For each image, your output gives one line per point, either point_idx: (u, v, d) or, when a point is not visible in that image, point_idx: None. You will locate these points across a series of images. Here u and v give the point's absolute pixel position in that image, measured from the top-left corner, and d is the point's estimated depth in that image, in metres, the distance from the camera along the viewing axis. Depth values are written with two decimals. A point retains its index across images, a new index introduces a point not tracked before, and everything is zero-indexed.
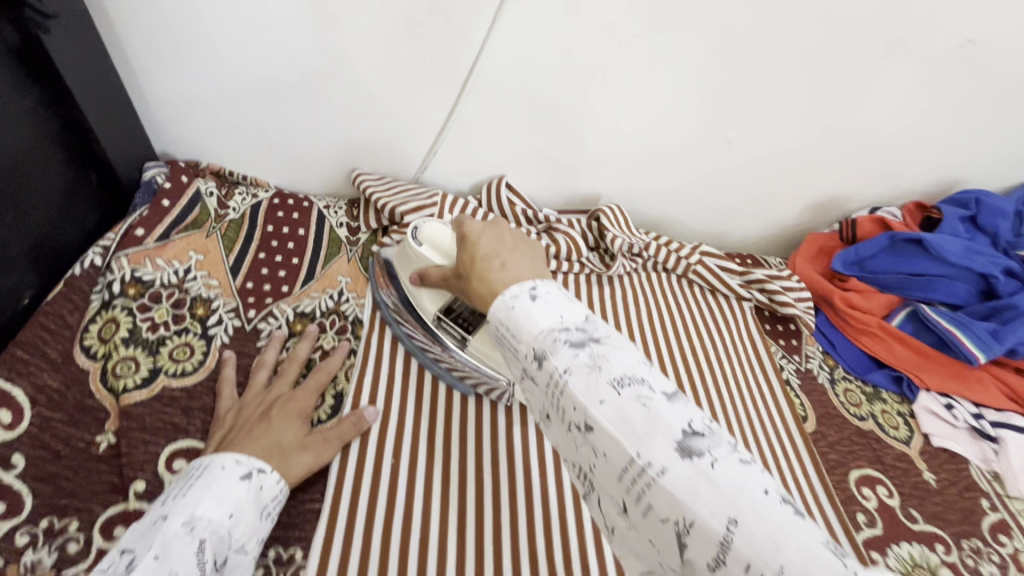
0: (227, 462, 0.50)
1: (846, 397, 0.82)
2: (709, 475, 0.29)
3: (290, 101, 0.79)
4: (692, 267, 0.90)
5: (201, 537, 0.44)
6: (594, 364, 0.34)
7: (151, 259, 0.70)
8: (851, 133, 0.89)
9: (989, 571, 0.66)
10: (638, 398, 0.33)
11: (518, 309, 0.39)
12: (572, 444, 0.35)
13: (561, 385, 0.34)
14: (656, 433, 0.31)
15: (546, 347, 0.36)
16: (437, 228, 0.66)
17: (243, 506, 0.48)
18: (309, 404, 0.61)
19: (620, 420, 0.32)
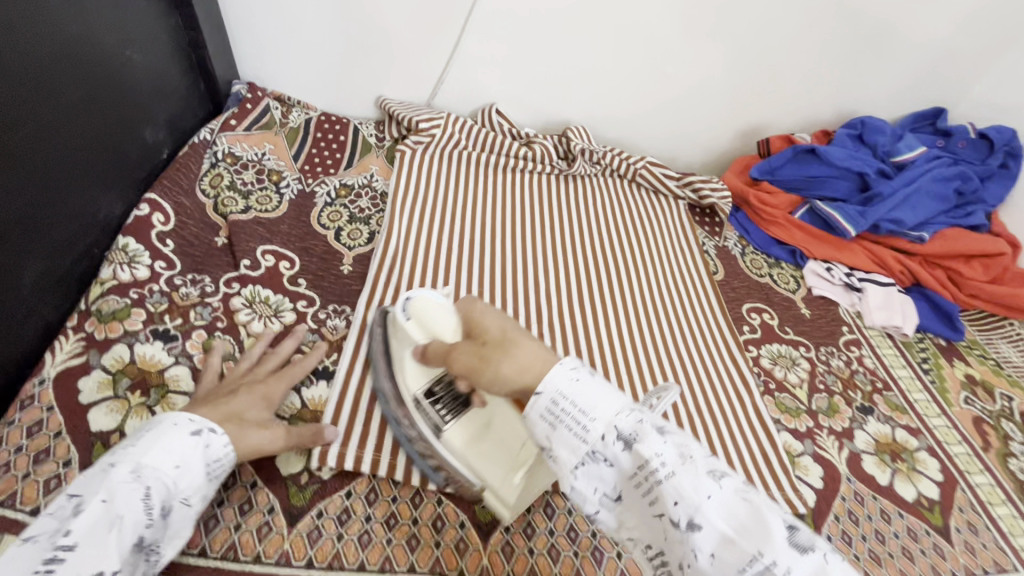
0: (178, 420, 0.52)
1: (751, 263, 1.08)
2: (817, 563, 0.39)
3: (334, 40, 1.06)
4: (639, 171, 1.16)
5: (147, 484, 0.47)
6: (686, 458, 0.43)
7: (240, 143, 0.99)
8: (762, 68, 1.16)
9: (837, 362, 0.91)
10: (733, 490, 0.42)
11: (586, 385, 0.45)
12: (661, 529, 0.42)
13: (659, 480, 0.41)
14: (765, 530, 0.39)
15: (634, 432, 0.43)
16: (428, 304, 0.61)
17: (190, 458, 0.51)
18: (283, 383, 0.65)
19: (726, 513, 0.41)
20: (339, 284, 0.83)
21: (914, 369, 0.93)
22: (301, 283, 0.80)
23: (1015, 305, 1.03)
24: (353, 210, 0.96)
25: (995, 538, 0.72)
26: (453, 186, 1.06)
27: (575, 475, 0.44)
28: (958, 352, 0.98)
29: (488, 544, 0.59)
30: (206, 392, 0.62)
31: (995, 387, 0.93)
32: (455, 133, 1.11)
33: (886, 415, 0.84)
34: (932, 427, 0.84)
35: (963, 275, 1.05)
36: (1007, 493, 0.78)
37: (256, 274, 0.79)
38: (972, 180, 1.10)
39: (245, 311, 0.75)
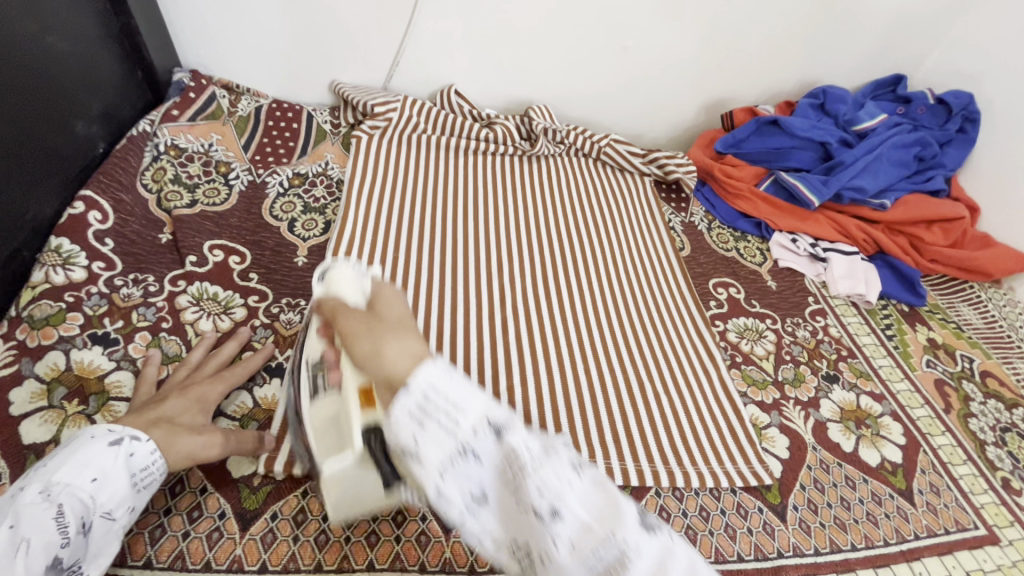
0: (96, 431, 0.49)
1: (717, 238, 1.07)
2: (667, 545, 0.40)
3: (279, 21, 1.01)
4: (603, 149, 1.14)
5: (58, 502, 0.44)
6: (550, 451, 0.42)
7: (184, 134, 0.94)
8: (723, 38, 1.13)
9: (802, 333, 0.91)
10: (592, 480, 0.42)
11: (457, 380, 0.42)
12: (526, 525, 0.40)
13: (524, 470, 0.39)
14: (621, 516, 0.40)
15: (504, 422, 0.41)
16: (353, 274, 0.53)
17: (110, 470, 0.48)
18: (230, 383, 0.62)
19: (586, 501, 0.40)
20: (294, 276, 0.79)
21: (878, 335, 0.94)
22: (252, 278, 0.77)
23: (975, 268, 1.04)
24: (307, 200, 0.92)
25: (956, 499, 0.73)
26: (414, 172, 1.03)
27: (443, 476, 0.39)
28: (920, 317, 0.99)
29: (451, 535, 0.58)
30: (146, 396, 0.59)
31: (956, 349, 0.94)
32: (413, 116, 1.07)
33: (850, 383, 0.85)
34: (895, 392, 0.85)
35: (925, 240, 1.06)
36: (967, 453, 0.79)
37: (203, 270, 0.76)
38: (932, 145, 1.11)
39: (192, 309, 0.71)
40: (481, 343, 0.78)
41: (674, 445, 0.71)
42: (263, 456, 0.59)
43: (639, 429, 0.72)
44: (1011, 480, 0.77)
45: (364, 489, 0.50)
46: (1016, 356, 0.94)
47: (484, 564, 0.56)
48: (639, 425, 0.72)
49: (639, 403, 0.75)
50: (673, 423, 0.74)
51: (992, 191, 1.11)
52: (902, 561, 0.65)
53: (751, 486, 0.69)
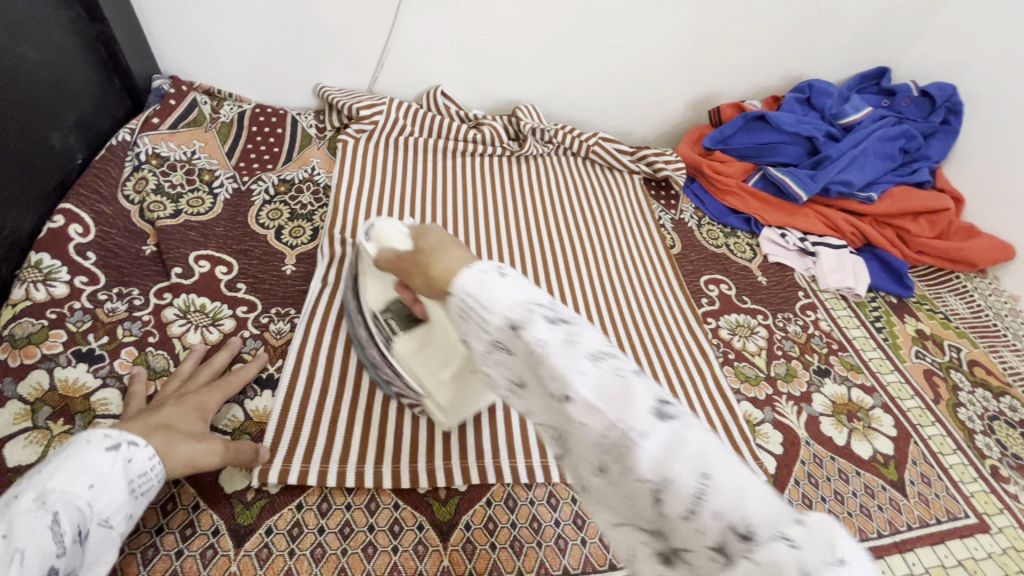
0: (92, 436, 0.47)
1: (708, 234, 1.07)
2: (682, 434, 0.31)
3: (260, 23, 0.99)
4: (592, 147, 1.14)
5: (54, 511, 0.42)
6: (570, 338, 0.35)
7: (166, 142, 0.93)
8: (709, 34, 1.13)
9: (793, 328, 0.92)
10: (616, 368, 0.34)
11: (497, 279, 0.38)
12: (547, 406, 0.36)
13: (537, 358, 0.34)
14: (632, 402, 0.32)
15: (525, 317, 0.36)
16: (393, 223, 0.58)
17: (108, 476, 0.46)
18: (228, 390, 0.62)
19: (598, 388, 0.33)
20: (283, 285, 0.78)
21: (867, 327, 0.95)
22: (240, 288, 0.76)
23: (961, 258, 1.05)
24: (293, 206, 0.91)
25: (947, 488, 0.74)
26: (401, 175, 1.02)
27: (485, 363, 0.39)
28: (908, 309, 1.00)
29: (449, 544, 0.57)
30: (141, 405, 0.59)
31: (944, 339, 0.95)
32: (399, 118, 1.06)
33: (841, 376, 0.86)
34: (885, 384, 0.86)
35: (911, 232, 1.07)
36: (957, 443, 0.80)
37: (189, 282, 0.74)
38: (917, 137, 1.12)
39: (179, 322, 0.70)
40: None
41: None
42: (256, 469, 0.58)
43: None
44: (999, 468, 0.78)
45: (469, 391, 0.59)
46: (1002, 345, 0.96)
47: (483, 571, 0.56)
48: None
49: None
50: None
51: (975, 182, 1.13)
52: (895, 553, 0.66)
53: None
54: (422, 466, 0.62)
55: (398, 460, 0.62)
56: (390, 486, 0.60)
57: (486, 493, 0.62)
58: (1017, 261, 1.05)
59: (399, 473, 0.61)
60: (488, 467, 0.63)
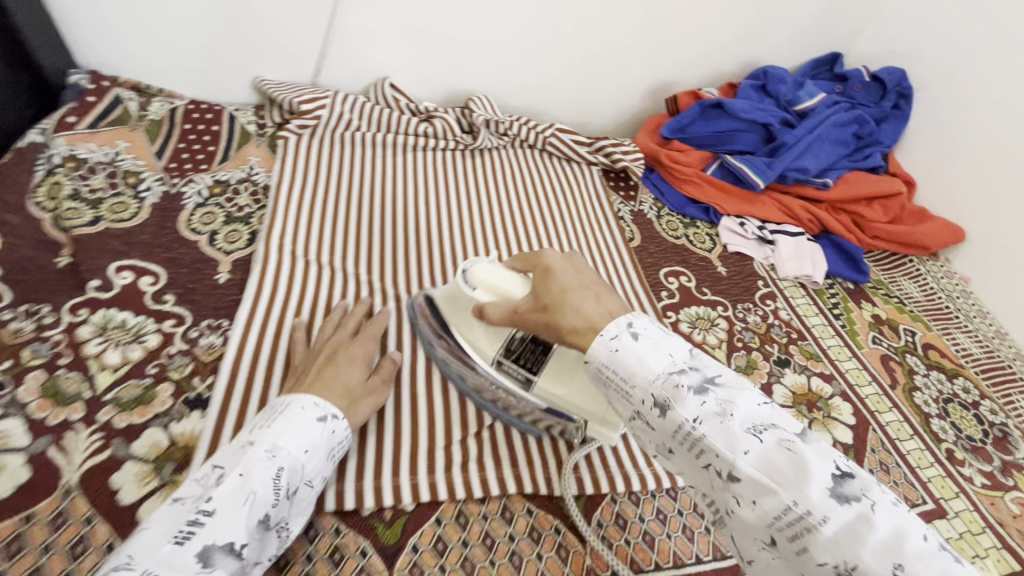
0: (306, 403, 0.55)
1: (667, 225, 1.05)
2: (868, 516, 0.34)
3: (187, 12, 0.92)
4: (548, 139, 1.11)
5: (279, 465, 0.50)
6: (724, 411, 0.40)
7: (85, 143, 0.86)
8: (663, 20, 1.11)
9: (753, 319, 0.91)
10: (778, 441, 0.38)
11: (640, 347, 0.44)
12: (706, 478, 0.41)
13: (697, 436, 0.40)
14: (807, 482, 0.36)
15: (672, 395, 0.41)
16: (491, 262, 0.63)
17: (316, 443, 0.53)
18: (367, 349, 0.66)
19: (765, 464, 0.38)
20: (216, 294, 0.73)
21: (826, 315, 0.94)
22: (167, 299, 0.70)
23: (914, 242, 1.06)
24: (229, 209, 0.85)
25: (905, 475, 0.74)
26: (349, 173, 0.97)
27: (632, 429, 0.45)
28: (865, 294, 1.00)
29: (394, 570, 0.54)
30: (289, 382, 0.61)
31: (900, 324, 0.96)
32: (345, 112, 1.01)
33: (801, 366, 0.85)
34: (843, 371, 0.86)
35: (866, 217, 1.08)
36: (914, 428, 0.80)
37: (108, 295, 0.68)
38: (869, 122, 1.12)
39: (95, 341, 0.64)
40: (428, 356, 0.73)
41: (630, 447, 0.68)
42: None
43: None
44: (955, 451, 0.78)
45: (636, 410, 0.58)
46: (954, 327, 0.97)
47: None
48: None
49: None
50: None
51: (925, 166, 1.14)
52: None
53: None
54: (367, 484, 0.59)
55: (342, 478, 0.58)
56: (332, 509, 0.56)
57: (436, 511, 0.59)
58: (967, 244, 1.07)
59: (342, 492, 0.57)
60: (439, 482, 0.60)
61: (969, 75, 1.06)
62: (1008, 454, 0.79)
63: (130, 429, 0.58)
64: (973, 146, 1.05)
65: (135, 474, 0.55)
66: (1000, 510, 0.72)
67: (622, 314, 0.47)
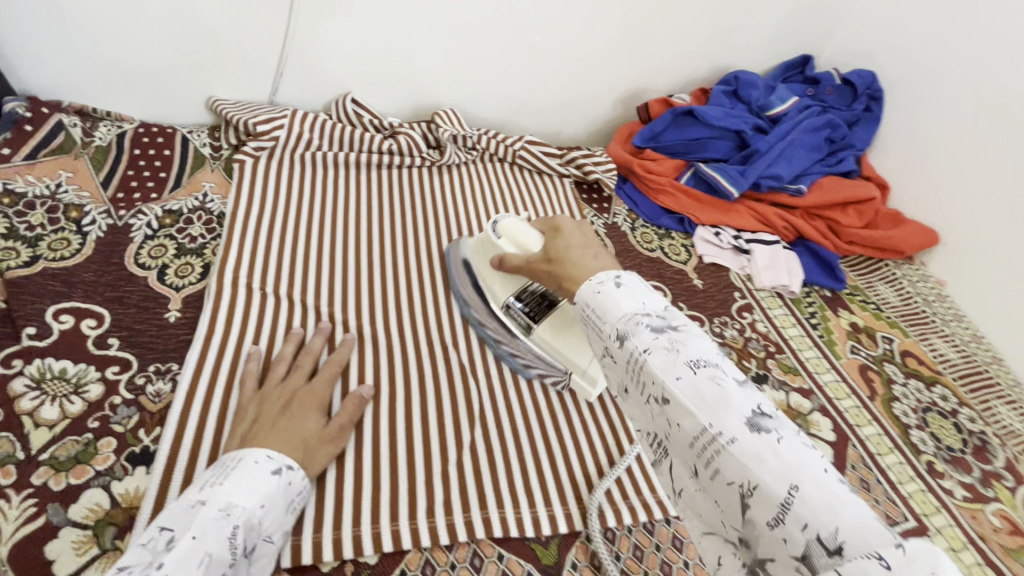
0: (260, 457, 0.51)
1: (642, 238, 1.03)
2: (774, 444, 0.33)
3: (132, 31, 0.87)
4: (518, 152, 1.08)
5: (234, 523, 0.46)
6: (672, 346, 0.39)
7: (21, 176, 0.81)
8: (630, 28, 1.09)
9: (730, 333, 0.89)
10: (711, 376, 0.37)
11: (620, 290, 0.45)
12: (648, 410, 0.40)
13: (641, 362, 0.40)
14: (726, 409, 0.35)
15: (630, 328, 0.41)
16: (518, 222, 0.74)
17: (273, 496, 0.50)
18: (325, 394, 0.64)
19: (693, 392, 0.37)
20: (165, 335, 0.69)
21: (803, 326, 0.93)
22: (111, 344, 0.66)
23: (889, 247, 1.05)
24: (181, 241, 0.81)
25: (886, 491, 0.73)
26: (309, 197, 0.93)
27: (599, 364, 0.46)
28: (842, 302, 0.99)
29: None
30: (238, 432, 0.57)
31: (877, 331, 0.95)
32: (304, 131, 0.97)
33: (779, 381, 0.83)
34: (822, 384, 0.84)
35: (841, 223, 1.06)
36: (894, 441, 0.79)
37: (45, 343, 0.64)
38: (841, 126, 1.11)
39: (30, 395, 0.60)
40: (392, 392, 0.70)
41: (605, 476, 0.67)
42: None
43: (566, 467, 0.67)
44: (935, 463, 0.77)
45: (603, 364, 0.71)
46: (931, 332, 0.96)
47: None
48: (568, 464, 0.67)
49: (563, 434, 0.70)
50: (603, 449, 0.69)
51: (897, 168, 1.14)
52: None
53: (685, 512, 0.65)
54: (326, 536, 0.55)
55: (299, 532, 0.55)
56: (289, 567, 0.53)
57: (401, 561, 0.56)
58: (941, 246, 1.06)
59: (299, 547, 0.54)
60: (403, 530, 0.57)
61: (936, 77, 1.05)
62: (988, 464, 0.78)
63: (68, 492, 0.54)
64: (944, 149, 1.05)
65: (72, 542, 0.51)
66: (982, 524, 0.71)
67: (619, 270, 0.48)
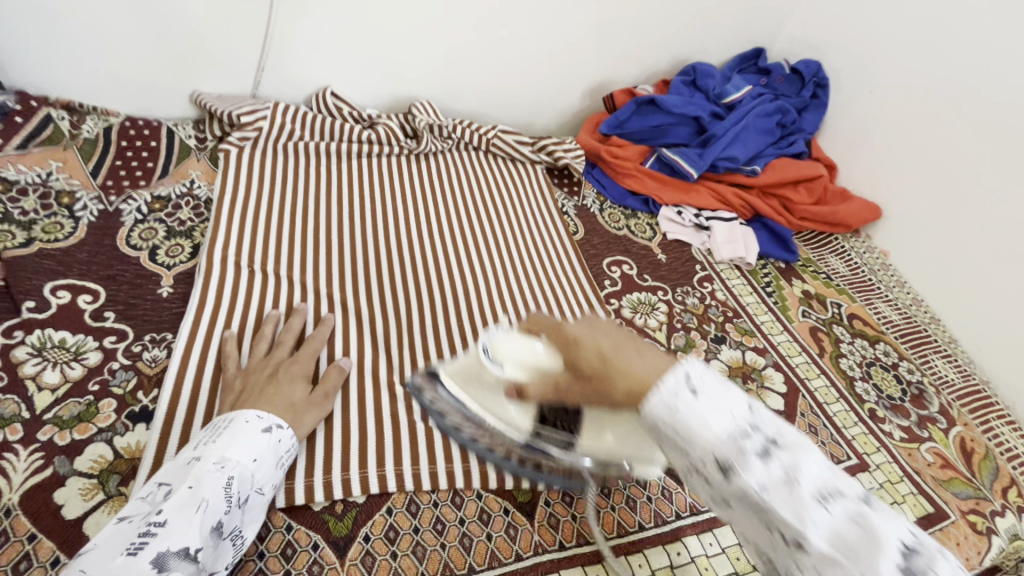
0: (250, 416, 0.56)
1: (609, 217, 1.10)
2: None
3: (114, 27, 0.91)
4: (491, 141, 1.14)
5: (228, 474, 0.50)
6: (790, 478, 0.38)
7: (14, 165, 0.85)
8: (594, 23, 1.16)
9: (691, 300, 0.96)
10: (847, 514, 0.37)
11: (706, 405, 0.42)
12: (770, 539, 0.40)
13: (761, 501, 0.38)
14: (877, 555, 0.35)
15: (736, 459, 0.40)
16: (511, 335, 0.55)
17: (265, 452, 0.54)
18: (308, 366, 0.67)
19: (835, 536, 0.37)
20: (158, 308, 0.73)
21: (759, 294, 1.00)
22: (107, 317, 0.70)
23: (837, 222, 1.13)
24: (170, 224, 0.85)
25: (832, 435, 0.80)
26: (293, 184, 0.97)
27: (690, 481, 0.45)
28: (796, 272, 1.07)
29: (347, 560, 0.56)
30: (226, 404, 0.60)
31: (827, 297, 1.02)
32: (286, 122, 1.01)
33: (736, 341, 0.90)
34: (775, 344, 0.92)
35: (792, 200, 1.15)
36: (840, 391, 0.86)
37: (44, 315, 0.68)
38: (791, 112, 1.20)
39: (32, 361, 0.63)
40: (376, 358, 0.75)
41: None
42: None
43: None
44: (877, 410, 0.85)
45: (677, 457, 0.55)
46: (876, 297, 1.04)
47: None
48: None
49: None
50: None
51: (844, 150, 1.22)
52: None
53: None
54: (317, 480, 0.60)
55: (292, 476, 0.60)
56: (283, 507, 0.58)
57: (388, 501, 0.61)
58: (885, 220, 1.15)
59: (292, 490, 0.59)
60: (388, 476, 0.62)
61: (876, 65, 1.14)
62: (924, 410, 0.86)
63: (73, 446, 0.58)
64: (884, 130, 1.14)
65: (79, 489, 0.55)
66: (917, 460, 0.79)
67: (680, 360, 0.45)
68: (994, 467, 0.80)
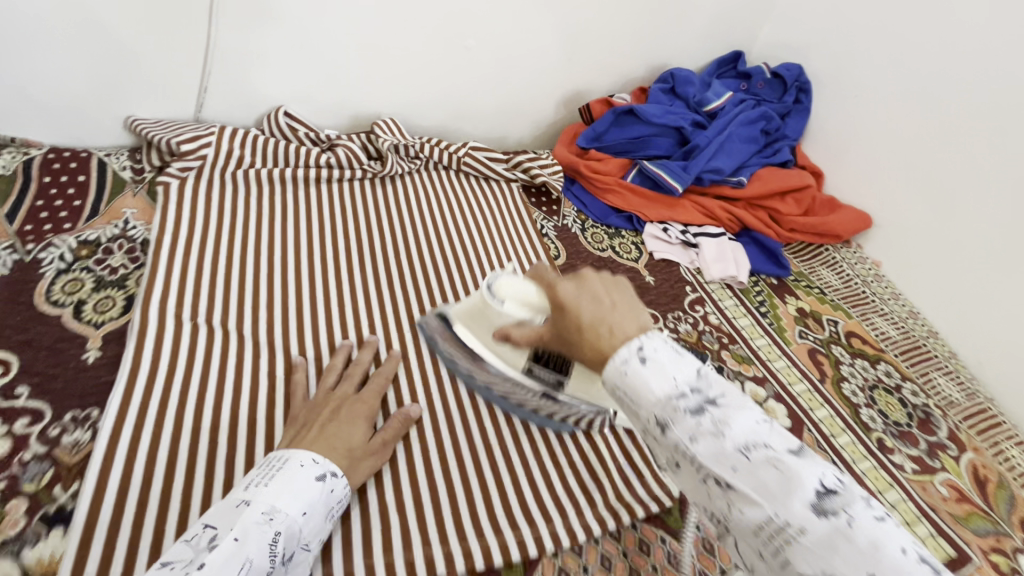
0: (307, 460, 0.50)
1: (592, 238, 1.03)
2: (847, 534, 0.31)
3: (26, 48, 0.80)
4: (462, 159, 1.06)
5: (277, 530, 0.44)
6: (717, 429, 0.36)
7: None
8: (565, 30, 1.09)
9: (684, 327, 0.89)
10: (768, 461, 0.34)
11: (652, 370, 0.38)
12: (703, 491, 0.37)
13: (691, 452, 0.36)
14: (792, 495, 0.33)
15: (670, 414, 0.37)
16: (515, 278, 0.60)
17: (315, 505, 0.48)
18: (373, 407, 0.63)
19: (755, 481, 0.34)
20: (83, 378, 0.63)
21: (753, 315, 0.95)
22: (19, 393, 0.60)
23: (827, 232, 1.09)
24: (99, 274, 0.75)
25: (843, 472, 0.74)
26: (244, 218, 0.88)
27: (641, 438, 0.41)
28: (788, 288, 1.02)
29: None
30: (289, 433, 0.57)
31: (823, 315, 0.98)
32: (233, 149, 0.92)
33: (734, 371, 0.84)
34: (775, 371, 0.86)
35: (781, 211, 1.10)
36: (846, 421, 0.81)
37: None
38: (774, 119, 1.15)
39: None
40: None
41: (569, 492, 0.64)
42: None
43: (533, 492, 0.64)
44: (885, 440, 0.79)
45: None
46: (872, 312, 1.00)
47: None
48: (532, 483, 0.65)
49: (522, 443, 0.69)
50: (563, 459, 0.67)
51: (829, 156, 1.18)
52: None
53: (652, 515, 0.64)
54: None
55: None
56: None
57: None
58: (876, 229, 1.11)
59: None
60: (359, 570, 0.54)
61: (857, 69, 1.10)
62: (932, 436, 0.81)
63: None
64: (871, 135, 1.10)
65: None
66: (931, 495, 0.74)
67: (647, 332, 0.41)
68: (1009, 495, 0.76)
